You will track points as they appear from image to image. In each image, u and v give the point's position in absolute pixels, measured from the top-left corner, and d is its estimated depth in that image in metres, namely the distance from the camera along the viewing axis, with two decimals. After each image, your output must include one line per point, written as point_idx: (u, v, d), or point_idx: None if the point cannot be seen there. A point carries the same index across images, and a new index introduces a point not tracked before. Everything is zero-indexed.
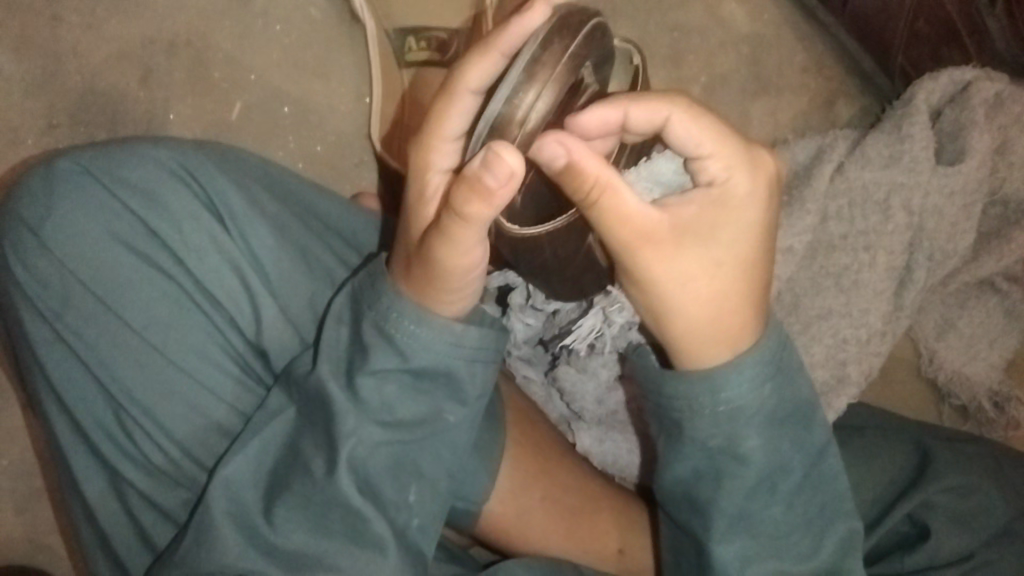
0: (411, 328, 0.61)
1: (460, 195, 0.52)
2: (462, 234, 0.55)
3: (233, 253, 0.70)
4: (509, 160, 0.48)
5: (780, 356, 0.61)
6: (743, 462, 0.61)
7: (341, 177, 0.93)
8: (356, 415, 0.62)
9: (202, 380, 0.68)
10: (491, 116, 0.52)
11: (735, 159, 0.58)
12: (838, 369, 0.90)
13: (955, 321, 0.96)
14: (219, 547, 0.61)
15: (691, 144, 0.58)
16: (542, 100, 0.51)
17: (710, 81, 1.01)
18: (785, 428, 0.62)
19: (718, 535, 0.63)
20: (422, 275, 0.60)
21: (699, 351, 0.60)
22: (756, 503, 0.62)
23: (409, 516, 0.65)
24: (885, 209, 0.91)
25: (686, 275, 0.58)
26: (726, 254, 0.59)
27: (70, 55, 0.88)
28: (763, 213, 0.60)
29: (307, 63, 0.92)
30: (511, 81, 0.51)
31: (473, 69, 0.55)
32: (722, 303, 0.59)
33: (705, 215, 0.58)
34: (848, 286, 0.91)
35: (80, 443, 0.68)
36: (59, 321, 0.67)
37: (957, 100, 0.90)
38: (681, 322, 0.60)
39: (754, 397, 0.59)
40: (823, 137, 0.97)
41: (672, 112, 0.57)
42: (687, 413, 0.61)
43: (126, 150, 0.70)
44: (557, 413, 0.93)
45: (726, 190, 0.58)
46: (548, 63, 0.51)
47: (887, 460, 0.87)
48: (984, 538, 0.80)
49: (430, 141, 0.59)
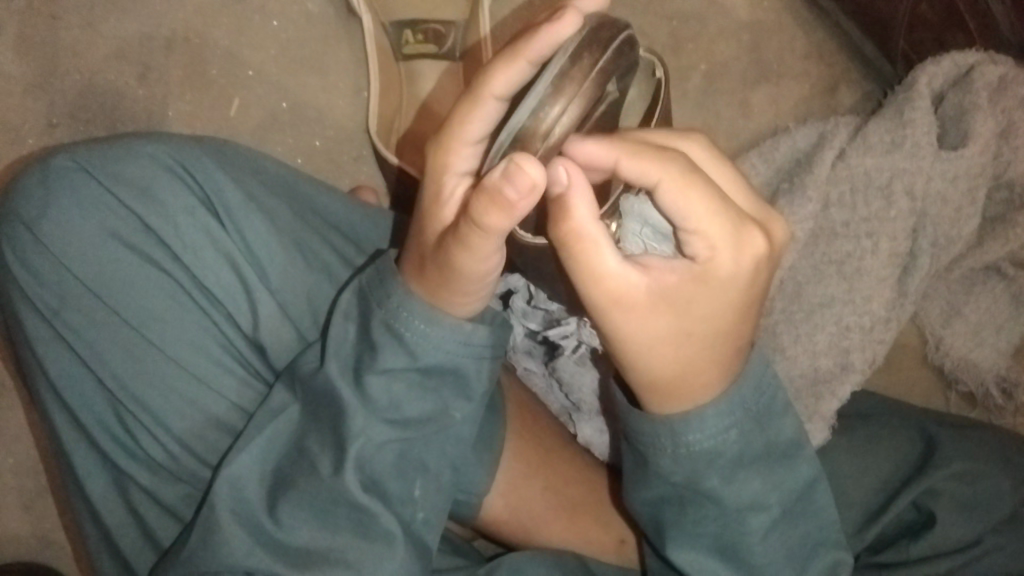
0: (421, 327, 0.60)
1: (479, 205, 0.51)
2: (480, 244, 0.54)
3: (227, 246, 0.70)
4: (530, 172, 0.47)
5: (753, 408, 0.60)
6: (713, 497, 0.61)
7: (340, 173, 0.93)
8: (364, 413, 0.62)
9: (202, 376, 0.68)
10: (515, 127, 0.52)
11: (729, 236, 0.54)
12: (841, 357, 0.90)
13: (961, 307, 0.95)
14: (226, 547, 0.61)
15: (680, 215, 0.53)
16: (567, 114, 0.52)
17: (710, 69, 1.00)
18: (756, 467, 0.61)
19: (677, 547, 0.64)
20: (436, 277, 0.59)
21: (663, 397, 0.59)
22: (728, 532, 0.62)
23: (414, 511, 0.65)
24: (888, 195, 0.90)
25: (654, 335, 0.56)
26: (699, 325, 0.56)
27: (69, 54, 0.89)
28: (746, 294, 0.56)
29: (305, 58, 0.92)
30: (538, 93, 0.52)
31: (499, 76, 0.54)
32: (691, 364, 0.57)
33: (683, 288, 0.55)
34: (850, 274, 0.91)
35: (81, 440, 0.69)
36: (57, 318, 0.67)
37: (960, 84, 0.89)
38: (644, 373, 0.58)
39: (717, 445, 0.59)
40: (825, 124, 0.96)
41: (662, 179, 0.52)
42: (652, 447, 0.61)
43: (122, 147, 0.71)
44: (558, 404, 0.92)
45: (711, 266, 0.54)
46: (576, 78, 0.52)
47: (893, 448, 0.86)
48: (992, 524, 0.80)
49: (449, 144, 0.57)
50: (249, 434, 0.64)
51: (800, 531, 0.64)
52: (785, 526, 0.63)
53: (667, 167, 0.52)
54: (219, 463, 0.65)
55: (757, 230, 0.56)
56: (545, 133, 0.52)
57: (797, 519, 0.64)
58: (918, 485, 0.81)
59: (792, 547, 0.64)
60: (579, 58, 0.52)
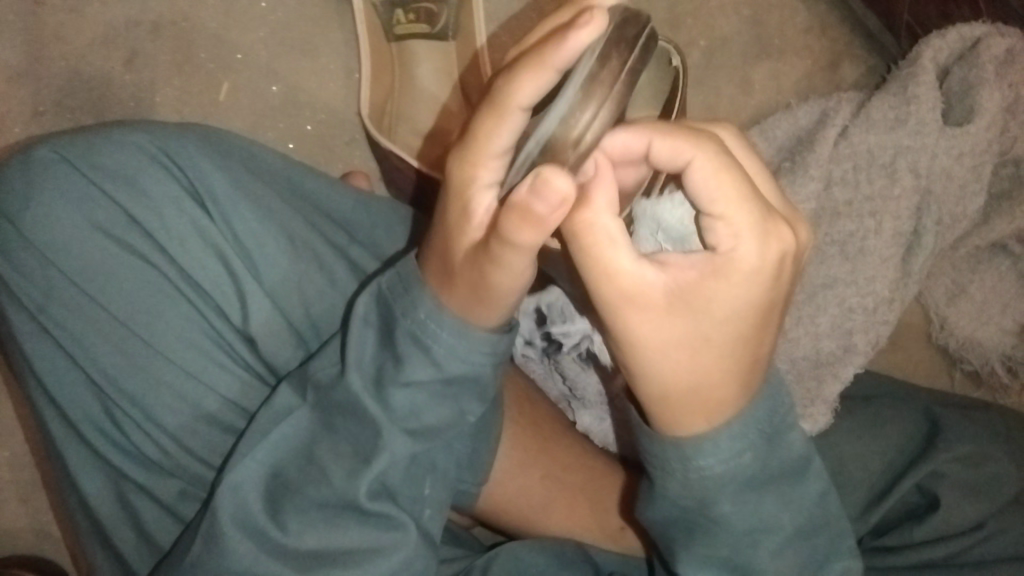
0: (449, 340, 0.58)
1: (509, 222, 0.49)
2: (511, 256, 0.52)
3: (216, 237, 0.69)
4: (559, 185, 0.46)
5: (767, 425, 0.56)
6: (721, 520, 0.58)
7: (331, 158, 0.91)
8: (390, 424, 0.60)
9: (192, 370, 0.67)
10: (543, 137, 0.51)
11: (753, 227, 0.51)
12: (844, 339, 0.89)
13: (967, 286, 0.94)
14: (231, 553, 0.60)
15: (709, 197, 0.51)
16: (599, 118, 0.51)
17: (710, 45, 0.98)
18: (767, 486, 0.58)
19: (686, 559, 0.62)
20: (466, 291, 0.57)
21: (676, 413, 0.55)
22: (737, 551, 0.60)
23: (422, 507, 0.65)
24: (891, 173, 0.88)
25: (672, 343, 0.53)
26: (717, 331, 0.53)
27: (53, 40, 0.88)
28: (769, 290, 0.53)
29: (294, 41, 0.90)
30: (568, 100, 0.51)
31: (525, 86, 0.49)
32: (708, 373, 0.54)
33: (703, 283, 0.52)
34: (854, 254, 0.89)
35: (71, 436, 0.68)
36: (41, 313, 0.66)
37: (967, 57, 0.86)
38: (656, 385, 0.55)
39: (730, 471, 0.56)
40: (828, 100, 0.94)
41: (695, 157, 0.51)
42: (661, 471, 0.58)
43: (105, 137, 0.69)
44: (556, 392, 0.91)
45: (732, 258, 0.51)
46: (604, 81, 0.51)
47: (897, 429, 0.85)
48: (994, 507, 0.78)
49: (473, 156, 0.53)
50: (255, 435, 0.62)
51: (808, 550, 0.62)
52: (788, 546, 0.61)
53: (700, 146, 0.51)
54: (224, 464, 0.64)
55: (784, 228, 0.53)
56: (576, 141, 0.51)
57: (807, 538, 0.62)
58: (924, 466, 0.79)
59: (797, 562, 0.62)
60: (607, 60, 0.51)
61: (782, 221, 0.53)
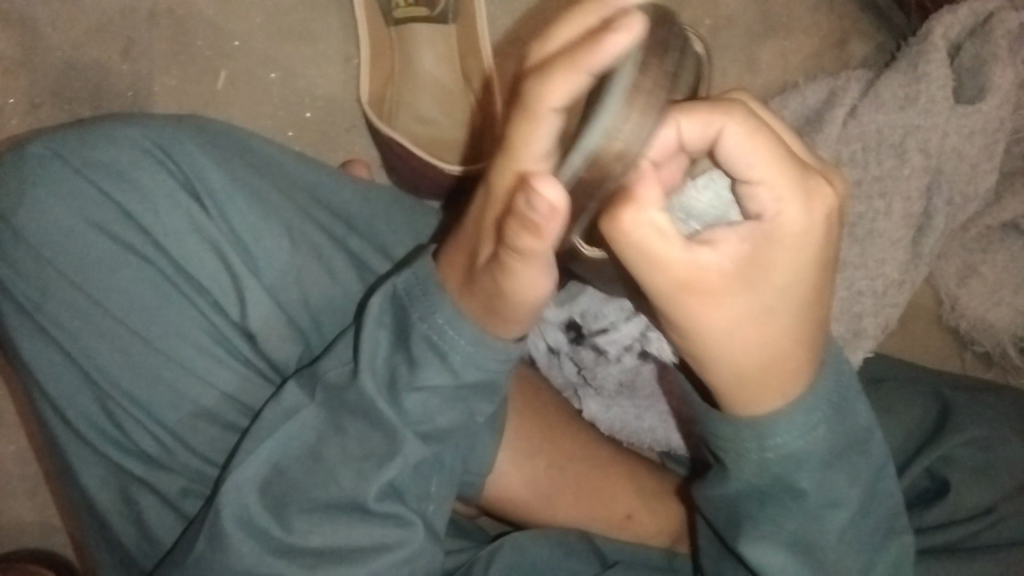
0: (467, 347, 0.59)
1: (514, 229, 0.51)
2: (523, 264, 0.53)
3: (212, 232, 0.69)
4: (549, 196, 0.46)
5: (834, 392, 0.57)
6: (798, 494, 0.59)
7: (332, 146, 0.90)
8: (404, 428, 0.61)
9: (191, 366, 0.67)
10: (589, 149, 0.48)
11: (795, 188, 0.51)
12: (854, 323, 0.87)
13: (977, 266, 0.92)
14: (234, 552, 0.60)
15: (746, 162, 0.50)
16: (644, 128, 0.48)
17: (715, 23, 0.96)
18: (841, 463, 0.59)
19: (746, 538, 0.61)
20: (485, 295, 0.58)
21: (745, 392, 0.56)
22: (805, 529, 0.60)
23: (427, 503, 0.65)
24: (900, 153, 0.86)
25: (738, 326, 0.53)
26: (781, 300, 0.52)
27: (47, 31, 0.87)
28: (822, 248, 0.53)
29: (290, 27, 0.90)
30: (612, 108, 0.47)
31: (555, 91, 0.48)
32: (774, 349, 0.54)
33: (759, 252, 0.51)
34: (862, 236, 0.87)
35: (71, 434, 0.68)
36: (38, 311, 0.66)
37: (979, 34, 0.85)
38: (726, 368, 0.55)
39: (806, 447, 0.57)
40: (835, 79, 0.92)
41: (727, 123, 0.50)
42: (732, 452, 0.59)
43: (98, 132, 0.69)
44: (561, 379, 0.88)
45: (780, 223, 0.51)
46: (646, 88, 0.48)
47: (906, 412, 0.84)
48: (1006, 491, 0.78)
49: (512, 160, 0.53)
50: (261, 432, 0.62)
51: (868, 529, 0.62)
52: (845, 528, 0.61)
53: (729, 111, 0.50)
54: (227, 463, 0.64)
55: (816, 179, 0.52)
56: (620, 153, 0.48)
57: (869, 509, 0.63)
58: (932, 451, 0.79)
59: (859, 541, 0.62)
60: (648, 68, 0.48)
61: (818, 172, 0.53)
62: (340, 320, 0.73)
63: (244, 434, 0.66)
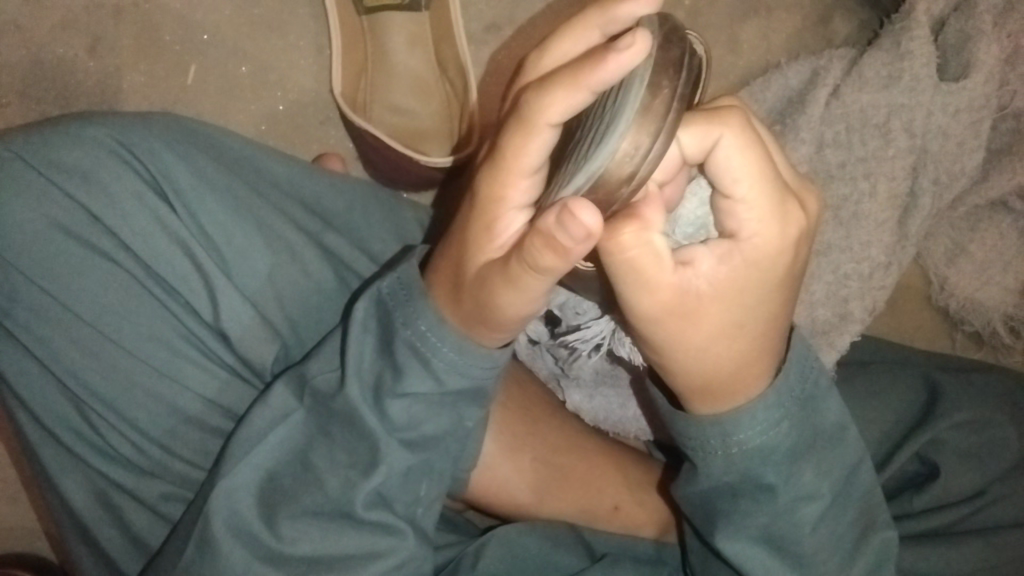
0: (450, 354, 0.58)
1: (534, 246, 0.47)
2: (532, 281, 0.50)
3: (181, 231, 0.67)
4: (585, 220, 0.42)
5: (802, 391, 0.58)
6: (768, 490, 0.59)
7: (306, 138, 0.90)
8: (388, 438, 0.60)
9: (165, 370, 0.66)
10: (595, 171, 0.44)
11: (774, 208, 0.52)
12: (840, 306, 0.85)
13: (966, 244, 0.91)
14: (224, 562, 0.60)
15: (732, 177, 0.50)
16: (654, 150, 0.43)
17: (695, 4, 0.94)
18: (809, 453, 0.59)
19: (723, 535, 0.61)
20: (472, 307, 0.56)
21: (714, 399, 0.57)
22: (781, 522, 0.60)
23: (416, 507, 0.64)
24: (885, 133, 0.85)
25: (712, 338, 0.54)
26: (750, 314, 0.54)
27: (12, 29, 0.86)
28: (791, 264, 0.55)
29: (260, 19, 0.89)
30: (620, 131, 0.43)
31: (555, 105, 0.46)
32: (743, 360, 0.55)
33: (735, 272, 0.52)
34: (847, 218, 0.85)
35: (48, 439, 0.67)
36: (8, 317, 0.65)
37: (962, 9, 0.84)
38: (697, 376, 0.56)
39: (769, 442, 0.57)
40: (818, 58, 0.90)
41: (724, 135, 0.49)
42: (700, 451, 0.59)
43: (60, 130, 0.67)
44: (545, 370, 0.86)
45: (756, 243, 0.52)
46: (657, 112, 0.43)
47: (895, 397, 0.83)
48: (996, 472, 0.77)
49: (505, 175, 0.51)
50: (248, 439, 0.61)
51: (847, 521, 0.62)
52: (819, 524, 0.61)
53: (727, 121, 0.49)
54: (216, 461, 0.63)
55: (794, 201, 0.54)
56: (631, 176, 0.43)
57: (843, 503, 0.62)
58: (921, 435, 0.78)
59: (841, 533, 0.62)
60: (658, 90, 0.43)
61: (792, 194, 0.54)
62: (316, 322, 0.72)
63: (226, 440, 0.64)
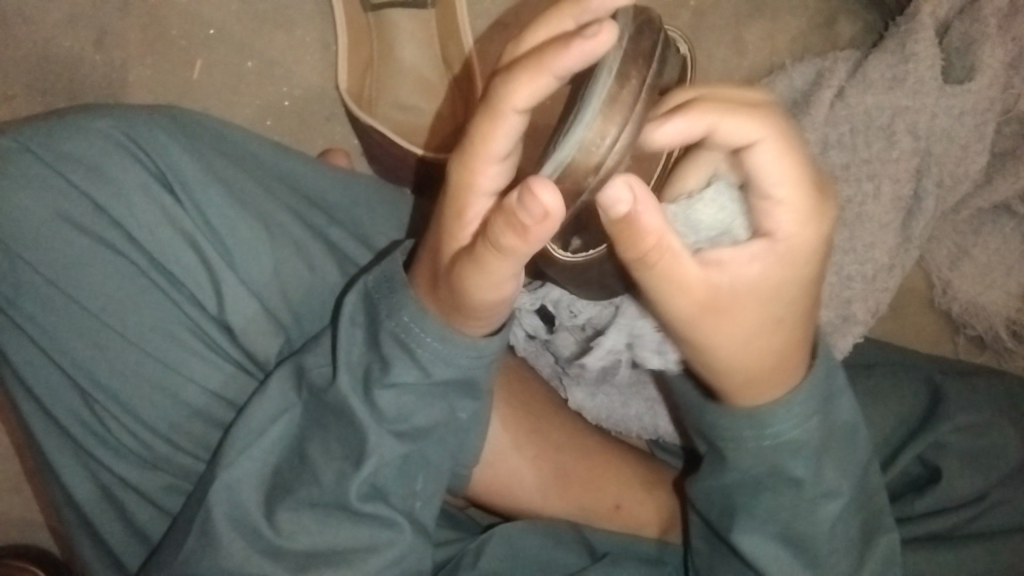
0: (434, 344, 0.58)
1: (497, 226, 0.47)
2: (499, 267, 0.50)
3: (186, 224, 0.67)
4: (545, 199, 0.43)
5: (829, 386, 0.59)
6: (797, 483, 0.60)
7: (310, 134, 0.90)
8: (378, 429, 0.60)
9: (170, 362, 0.66)
10: (561, 162, 0.47)
11: (812, 207, 0.51)
12: (843, 308, 0.85)
13: (970, 248, 0.91)
14: (224, 553, 0.60)
15: (770, 178, 0.50)
16: (621, 138, 0.47)
17: (700, 5, 0.95)
18: (831, 450, 0.60)
19: (742, 527, 0.62)
20: (449, 296, 0.56)
21: (755, 392, 0.57)
22: (798, 519, 0.61)
23: (414, 501, 0.64)
24: (889, 134, 0.85)
25: (750, 333, 0.54)
26: (788, 310, 0.55)
27: (18, 20, 0.86)
28: (825, 261, 0.55)
29: (266, 15, 0.89)
30: (586, 121, 0.47)
31: (521, 91, 0.46)
32: (782, 353, 0.56)
33: (771, 272, 0.52)
34: (851, 220, 0.85)
35: (52, 430, 0.68)
36: (12, 306, 0.65)
37: (967, 12, 0.84)
38: (737, 371, 0.56)
39: (801, 437, 0.58)
40: (823, 60, 0.90)
41: (764, 137, 0.50)
42: (730, 443, 0.60)
43: (68, 122, 0.67)
44: (548, 367, 0.86)
45: (793, 243, 0.52)
46: (625, 103, 0.47)
47: (898, 400, 0.83)
48: (997, 478, 0.77)
49: (474, 162, 0.51)
50: (247, 435, 0.62)
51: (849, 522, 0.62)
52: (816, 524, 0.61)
53: (769, 124, 0.50)
54: (214, 454, 0.63)
55: (831, 196, 0.54)
56: (597, 166, 0.47)
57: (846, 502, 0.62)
58: (924, 439, 0.78)
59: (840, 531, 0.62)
60: (625, 81, 0.47)
61: (828, 194, 0.53)
62: (318, 313, 0.72)
63: (226, 432, 0.65)
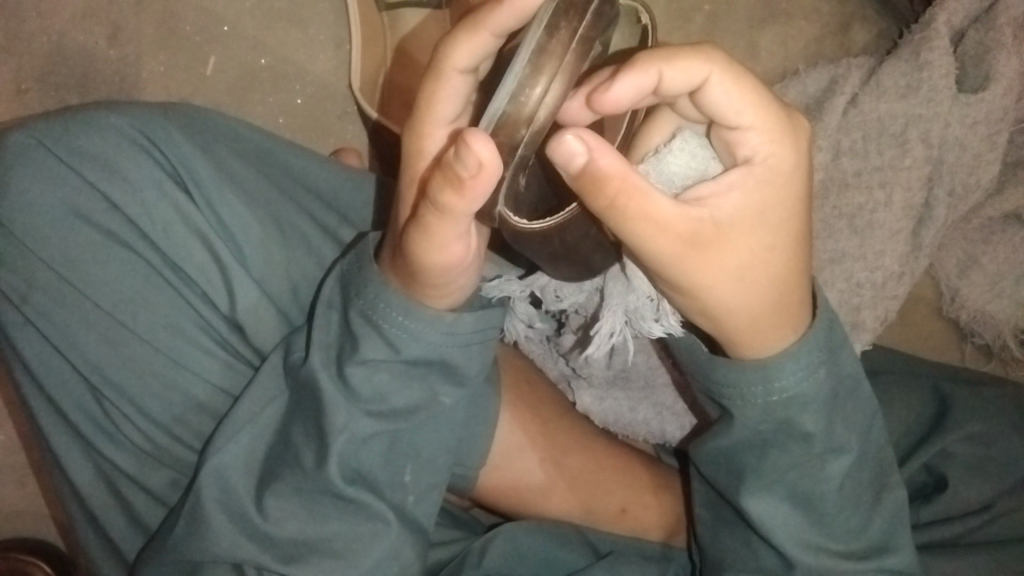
0: (399, 319, 0.59)
1: (437, 185, 0.48)
2: (441, 226, 0.51)
3: (199, 223, 0.67)
4: (479, 152, 0.43)
5: (829, 339, 0.59)
6: (806, 439, 0.60)
7: (324, 134, 0.92)
8: (350, 407, 0.61)
9: (179, 360, 0.67)
10: (495, 113, 0.45)
11: (780, 128, 0.52)
12: (854, 315, 0.86)
13: (979, 256, 0.91)
14: (213, 539, 0.62)
15: (734, 111, 0.51)
16: (551, 93, 0.45)
17: (714, 9, 0.95)
18: (841, 405, 0.61)
19: (750, 488, 0.63)
20: (406, 266, 0.57)
21: (751, 343, 0.58)
22: (807, 480, 0.61)
23: (405, 494, 0.65)
24: (902, 142, 0.84)
25: (739, 270, 0.54)
26: (774, 238, 0.55)
27: (33, 13, 0.86)
28: (809, 182, 0.56)
29: (281, 11, 0.89)
30: (516, 73, 0.45)
31: (459, 48, 0.50)
32: (779, 291, 0.56)
33: (755, 196, 0.53)
34: (862, 227, 0.86)
35: (58, 421, 0.68)
36: (24, 303, 0.64)
37: (982, 20, 0.83)
38: (737, 315, 0.56)
39: (807, 390, 0.58)
40: (836, 66, 0.90)
41: (712, 72, 0.50)
42: (737, 399, 0.60)
43: (83, 119, 0.67)
44: (557, 370, 0.87)
45: (771, 163, 0.53)
46: (555, 52, 0.44)
47: (905, 406, 0.83)
48: (1007, 486, 0.76)
49: (423, 126, 0.53)
50: (236, 422, 0.63)
51: (843, 519, 0.63)
52: (795, 517, 0.63)
53: (712, 59, 0.50)
54: (207, 441, 0.65)
55: (798, 115, 0.55)
56: (529, 118, 0.45)
57: (844, 497, 0.62)
58: (931, 447, 0.78)
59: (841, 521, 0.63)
60: (556, 30, 0.44)
61: (792, 113, 0.54)
62: None
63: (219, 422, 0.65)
